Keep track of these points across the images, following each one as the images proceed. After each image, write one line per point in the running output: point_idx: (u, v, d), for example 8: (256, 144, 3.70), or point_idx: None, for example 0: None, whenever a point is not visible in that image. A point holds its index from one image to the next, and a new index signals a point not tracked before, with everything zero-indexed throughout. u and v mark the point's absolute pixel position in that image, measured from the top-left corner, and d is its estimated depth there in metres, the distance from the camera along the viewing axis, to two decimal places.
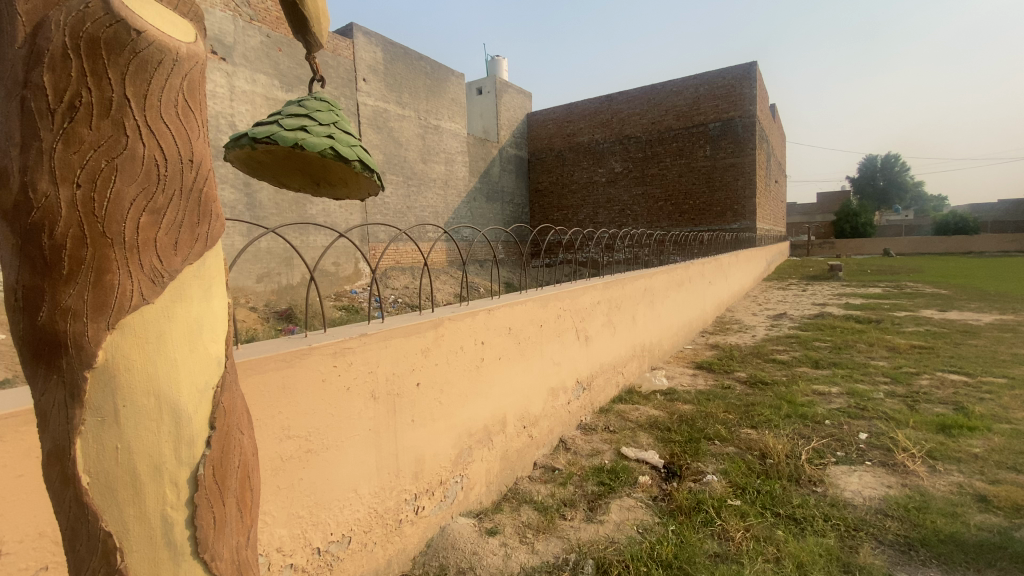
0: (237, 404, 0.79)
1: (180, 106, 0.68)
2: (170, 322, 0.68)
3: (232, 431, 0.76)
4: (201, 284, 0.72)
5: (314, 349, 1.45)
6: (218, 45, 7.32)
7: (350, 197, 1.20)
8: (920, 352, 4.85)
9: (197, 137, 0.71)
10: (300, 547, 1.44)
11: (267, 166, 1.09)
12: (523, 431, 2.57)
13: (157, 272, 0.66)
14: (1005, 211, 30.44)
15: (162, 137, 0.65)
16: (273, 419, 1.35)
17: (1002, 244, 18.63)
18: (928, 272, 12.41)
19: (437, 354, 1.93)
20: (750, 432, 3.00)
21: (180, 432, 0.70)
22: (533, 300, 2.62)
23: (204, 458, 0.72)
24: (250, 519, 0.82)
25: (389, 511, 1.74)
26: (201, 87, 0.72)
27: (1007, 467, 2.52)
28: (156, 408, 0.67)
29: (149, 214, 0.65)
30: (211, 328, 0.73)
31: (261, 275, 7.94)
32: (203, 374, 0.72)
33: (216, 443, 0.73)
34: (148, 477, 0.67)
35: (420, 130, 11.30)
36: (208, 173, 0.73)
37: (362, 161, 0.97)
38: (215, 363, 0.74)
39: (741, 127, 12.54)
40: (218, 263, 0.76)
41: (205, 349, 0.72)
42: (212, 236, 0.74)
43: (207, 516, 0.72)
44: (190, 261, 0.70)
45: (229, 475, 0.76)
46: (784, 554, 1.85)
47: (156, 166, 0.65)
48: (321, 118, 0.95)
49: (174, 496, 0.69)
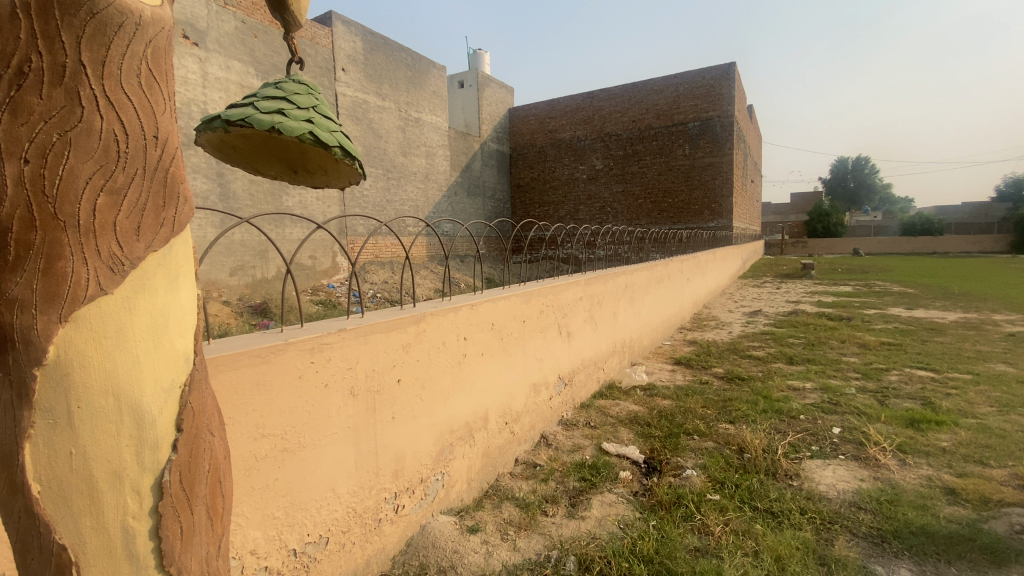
0: (207, 404, 0.75)
1: (142, 75, 0.63)
2: (131, 315, 0.63)
3: (201, 432, 0.72)
4: (166, 273, 0.67)
5: (290, 344, 1.40)
6: (190, 29, 7.09)
7: (329, 186, 1.15)
8: (889, 349, 5.01)
9: (163, 111, 0.67)
10: (275, 548, 1.40)
11: (241, 153, 1.03)
12: (505, 427, 2.54)
13: (117, 259, 0.61)
14: (966, 214, 31.74)
15: (123, 111, 0.61)
16: (246, 416, 1.30)
17: (966, 245, 19.37)
18: (897, 272, 12.81)
19: (419, 350, 1.89)
20: (727, 426, 3.05)
21: (143, 435, 0.65)
22: (515, 295, 2.60)
23: (169, 463, 0.67)
24: (222, 528, 0.78)
25: (368, 511, 1.70)
26: (168, 57, 0.68)
27: (973, 460, 2.60)
28: (115, 409, 0.63)
29: (107, 194, 0.60)
30: (178, 319, 0.69)
31: (235, 268, 7.76)
32: (169, 373, 0.68)
33: (184, 442, 0.69)
34: (107, 485, 0.63)
35: (400, 122, 11.15)
36: (175, 152, 0.69)
37: (344, 147, 0.92)
38: (183, 360, 0.70)
39: (719, 127, 12.73)
40: (186, 251, 0.72)
41: (171, 344, 0.68)
42: (178, 221, 0.69)
43: (174, 526, 0.68)
44: (154, 247, 0.65)
45: (200, 481, 0.73)
46: (763, 547, 1.88)
47: (115, 141, 0.60)
48: (299, 102, 0.90)
49: (135, 505, 0.65)
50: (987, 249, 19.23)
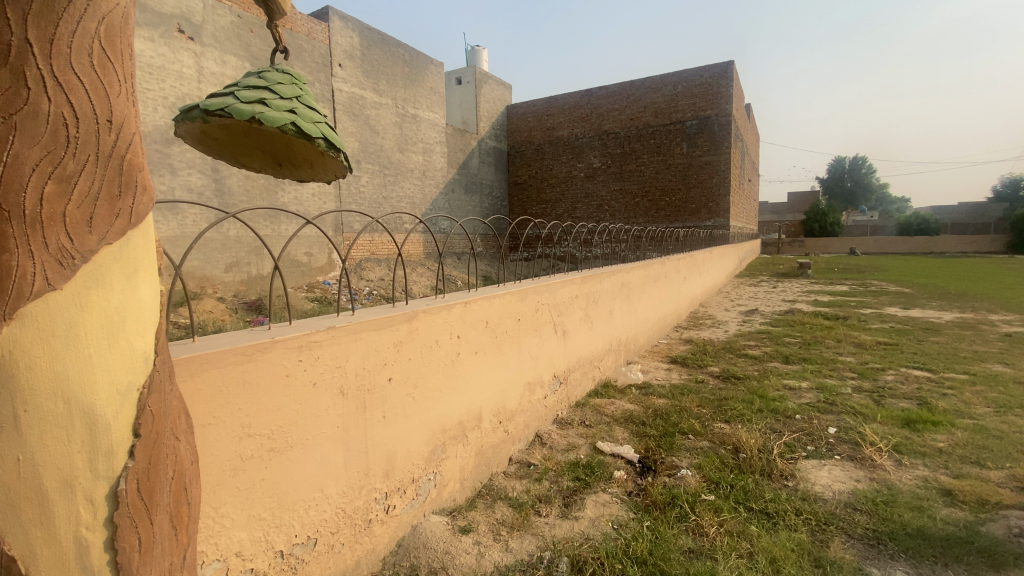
0: (167, 408, 0.75)
1: (94, 54, 0.64)
2: (83, 312, 0.63)
3: (162, 436, 0.72)
4: (123, 268, 0.66)
5: (277, 342, 1.38)
6: (185, 23, 7.03)
7: (316, 179, 1.12)
8: (885, 348, 5.01)
9: (119, 95, 0.67)
10: (261, 550, 1.37)
11: (224, 144, 1.00)
12: (499, 426, 2.51)
13: (66, 253, 0.61)
14: (963, 214, 31.87)
15: (73, 93, 0.61)
16: (231, 416, 1.27)
17: (962, 245, 19.41)
18: (894, 272, 12.83)
19: (411, 348, 1.86)
20: (723, 426, 3.03)
21: (96, 442, 0.64)
22: (510, 294, 2.57)
23: (125, 471, 0.67)
24: (186, 537, 0.78)
25: (358, 511, 1.67)
26: (123, 34, 0.69)
27: (970, 461, 2.59)
28: (66, 412, 0.62)
29: (56, 183, 0.61)
30: (136, 318, 0.68)
31: (230, 264, 7.73)
32: (125, 374, 0.67)
33: (142, 448, 0.69)
34: (58, 493, 0.62)
35: (397, 119, 11.10)
36: (131, 139, 0.69)
37: (327, 139, 0.89)
38: (141, 361, 0.69)
39: (717, 126, 12.72)
40: (146, 246, 0.71)
41: (129, 344, 0.68)
42: (136, 212, 0.69)
43: (131, 537, 0.67)
44: (108, 240, 0.65)
45: (161, 489, 0.72)
46: (758, 549, 1.86)
47: (64, 124, 0.61)
48: (282, 91, 0.87)
49: (89, 515, 0.64)
50: (983, 249, 19.29)
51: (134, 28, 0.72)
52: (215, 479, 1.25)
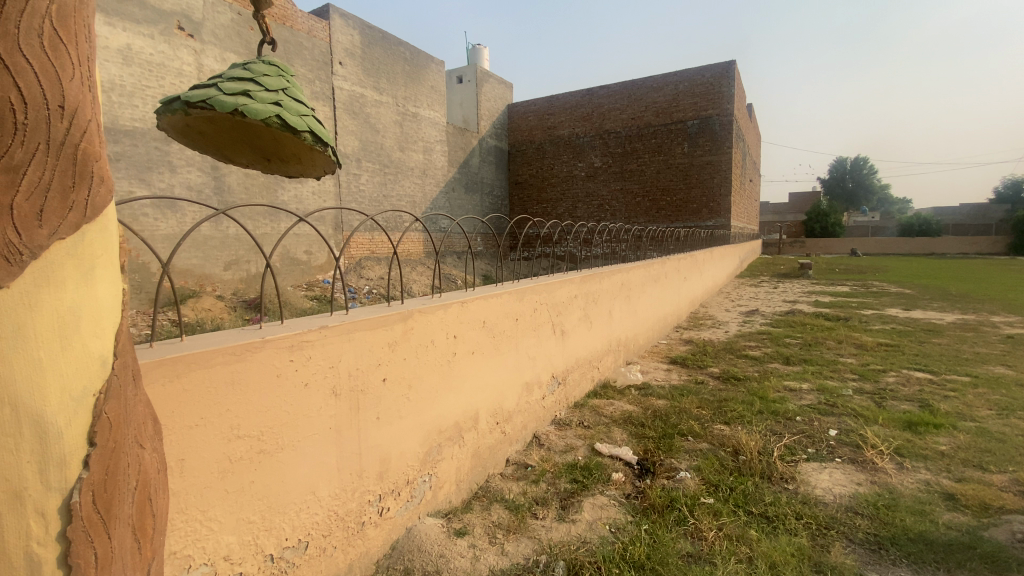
0: (127, 415, 0.73)
1: (45, 36, 0.62)
2: (32, 314, 0.61)
3: (121, 445, 0.70)
4: (77, 267, 0.65)
5: (267, 342, 1.35)
6: (185, 21, 7.01)
7: (305, 175, 1.09)
8: (886, 350, 4.98)
9: (74, 79, 0.66)
10: (251, 554, 1.34)
11: (210, 138, 0.97)
12: (496, 427, 2.48)
13: (14, 249, 0.59)
14: (964, 215, 31.83)
15: (22, 79, 0.60)
16: (219, 417, 1.25)
17: (963, 246, 19.35)
18: (895, 273, 12.79)
19: (406, 348, 1.84)
20: (723, 427, 3.00)
21: (47, 452, 0.63)
22: (508, 293, 2.54)
23: (79, 483, 0.65)
24: (151, 551, 0.76)
25: (351, 514, 1.64)
26: (79, 14, 0.67)
27: (973, 465, 2.56)
28: (13, 420, 0.60)
29: (4, 174, 0.59)
30: (91, 320, 0.67)
31: (229, 262, 7.72)
32: (79, 379, 0.65)
33: (97, 457, 0.67)
34: (6, 505, 0.60)
35: (397, 117, 11.08)
36: (87, 128, 0.67)
37: (314, 133, 0.86)
38: (97, 364, 0.68)
39: (718, 126, 12.68)
40: (105, 244, 0.70)
41: (84, 346, 0.66)
42: (93, 206, 0.67)
43: (86, 554, 0.65)
44: (60, 237, 0.63)
45: (121, 500, 0.71)
46: (757, 553, 1.84)
47: (12, 111, 0.60)
48: (268, 83, 0.84)
49: (40, 530, 0.62)
50: (985, 250, 19.23)
51: (93, 17, 0.71)
52: (202, 482, 1.22)
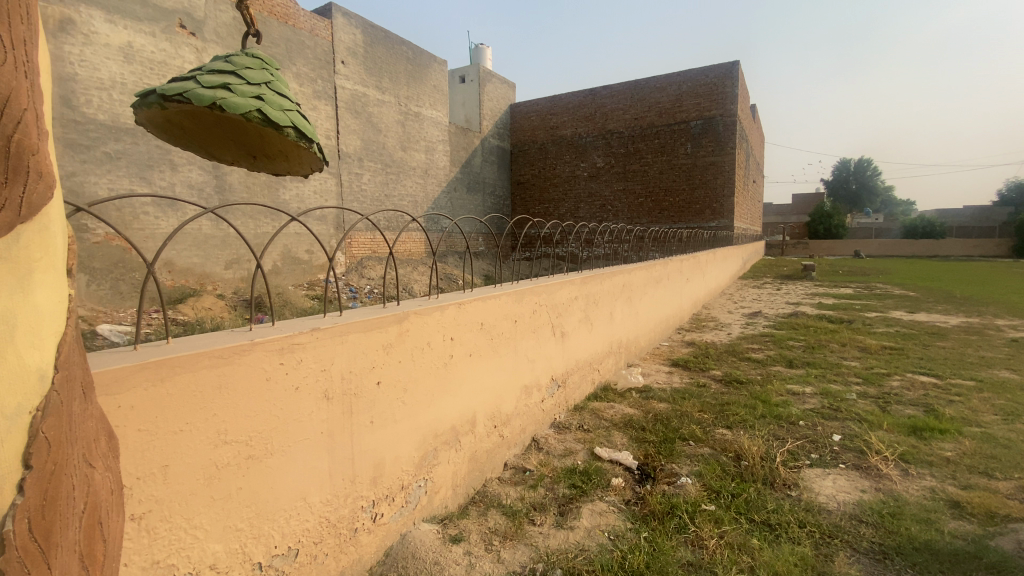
0: (72, 435, 0.68)
1: None
2: None
3: (62, 467, 0.65)
4: (13, 271, 0.60)
5: (256, 344, 1.31)
6: (187, 19, 7.02)
7: (291, 173, 1.06)
8: (890, 353, 4.93)
9: (8, 66, 0.62)
10: (237, 563, 1.31)
11: (192, 133, 0.94)
12: (493, 431, 2.44)
13: None
14: (968, 217, 31.67)
15: None
16: (205, 422, 1.21)
17: (967, 249, 19.23)
18: (899, 275, 12.71)
19: (401, 351, 1.80)
20: (725, 432, 2.96)
21: None
22: (507, 295, 2.50)
23: (14, 510, 0.59)
24: None
25: (343, 520, 1.61)
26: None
27: (979, 471, 2.51)
28: None
29: None
30: (28, 330, 0.62)
31: (230, 261, 7.71)
32: (14, 394, 0.60)
33: (35, 480, 0.61)
34: None
35: (400, 117, 11.06)
36: (24, 119, 0.63)
37: (297, 128, 0.83)
38: (35, 379, 0.63)
39: (722, 126, 12.62)
40: (46, 249, 0.65)
41: (20, 359, 0.61)
42: (30, 205, 0.63)
43: None
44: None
45: (65, 525, 0.65)
46: (759, 563, 1.79)
47: None
48: (250, 76, 0.81)
49: None
50: (990, 253, 19.12)
51: (36, 13, 0.68)
52: (187, 489, 1.19)
